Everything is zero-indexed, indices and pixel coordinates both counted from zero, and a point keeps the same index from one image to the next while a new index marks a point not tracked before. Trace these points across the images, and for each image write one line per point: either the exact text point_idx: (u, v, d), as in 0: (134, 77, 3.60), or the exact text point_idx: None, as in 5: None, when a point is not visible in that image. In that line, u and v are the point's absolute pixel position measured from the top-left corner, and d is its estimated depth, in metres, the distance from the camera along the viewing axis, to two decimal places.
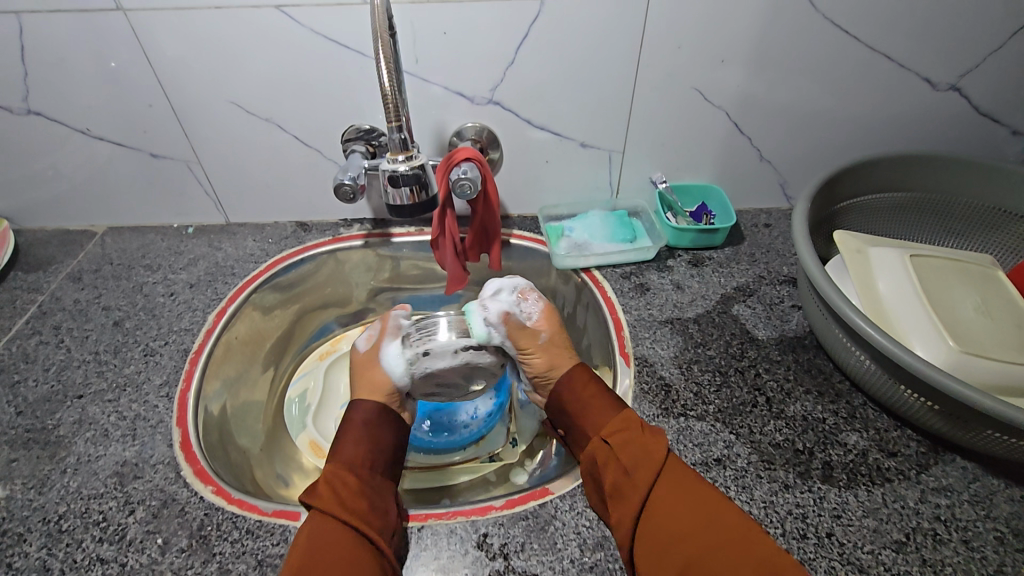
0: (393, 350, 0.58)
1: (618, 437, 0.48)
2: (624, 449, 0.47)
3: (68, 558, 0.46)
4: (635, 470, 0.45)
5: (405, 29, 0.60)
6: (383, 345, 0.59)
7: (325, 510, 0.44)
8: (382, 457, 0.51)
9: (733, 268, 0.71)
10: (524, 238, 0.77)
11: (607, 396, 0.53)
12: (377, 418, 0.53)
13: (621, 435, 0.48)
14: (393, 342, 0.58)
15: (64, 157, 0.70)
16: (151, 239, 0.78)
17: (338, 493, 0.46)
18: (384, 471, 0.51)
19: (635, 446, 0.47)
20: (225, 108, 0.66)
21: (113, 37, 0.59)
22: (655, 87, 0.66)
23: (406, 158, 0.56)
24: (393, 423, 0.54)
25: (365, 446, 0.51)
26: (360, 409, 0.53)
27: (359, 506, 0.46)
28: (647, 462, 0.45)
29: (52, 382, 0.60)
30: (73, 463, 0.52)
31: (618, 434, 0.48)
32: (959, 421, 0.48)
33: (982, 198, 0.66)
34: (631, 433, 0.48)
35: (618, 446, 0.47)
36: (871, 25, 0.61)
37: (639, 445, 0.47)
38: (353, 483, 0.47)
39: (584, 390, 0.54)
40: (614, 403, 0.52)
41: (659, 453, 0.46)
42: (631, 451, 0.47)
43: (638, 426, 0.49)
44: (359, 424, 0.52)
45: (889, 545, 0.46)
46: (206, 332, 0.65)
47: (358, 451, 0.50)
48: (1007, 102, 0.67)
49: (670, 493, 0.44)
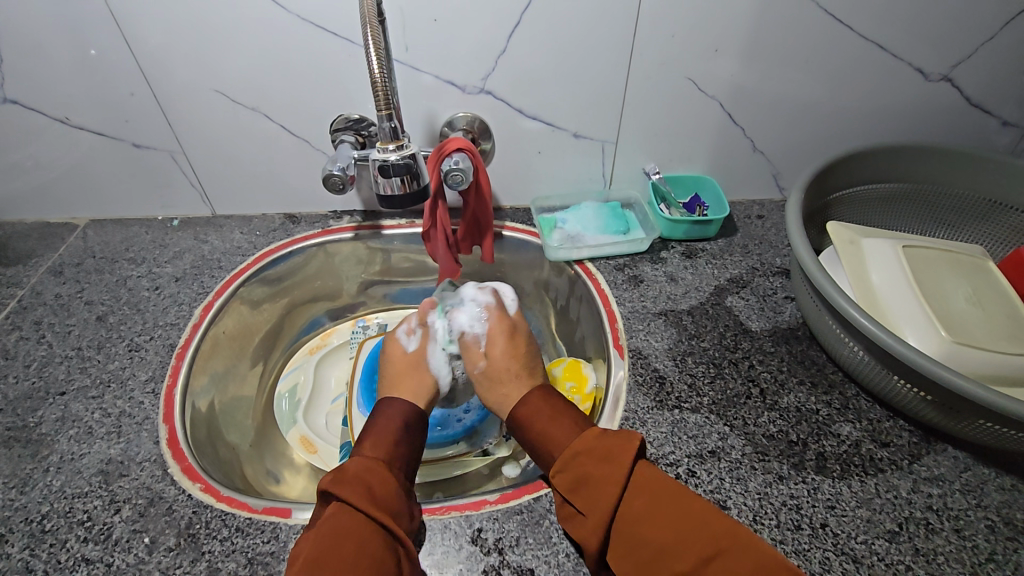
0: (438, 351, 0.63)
1: (567, 472, 0.46)
2: (575, 487, 0.45)
3: (52, 559, 0.45)
4: (589, 510, 0.43)
5: (394, 16, 0.58)
6: (428, 346, 0.63)
7: (353, 501, 0.42)
8: (405, 454, 0.50)
9: (726, 259, 0.71)
10: (516, 230, 0.76)
11: (567, 413, 0.51)
12: (400, 416, 0.53)
13: (570, 468, 0.46)
14: (437, 346, 0.63)
15: (43, 147, 0.68)
16: (134, 232, 0.76)
17: (367, 485, 0.45)
18: (408, 468, 0.50)
19: (592, 475, 0.44)
20: (210, 96, 0.64)
21: (92, 23, 0.57)
22: (648, 77, 0.65)
23: (397, 148, 0.55)
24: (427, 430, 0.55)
25: (395, 443, 0.50)
26: (396, 405, 0.54)
27: (385, 500, 0.44)
28: (603, 492, 0.43)
29: (33, 379, 0.58)
30: (56, 461, 0.51)
31: (570, 466, 0.46)
32: (951, 412, 0.48)
33: (973, 189, 0.66)
34: (586, 463, 0.45)
35: (569, 486, 0.45)
36: (865, 14, 0.61)
37: (592, 475, 0.44)
38: (379, 476, 0.46)
39: (535, 418, 0.51)
40: (574, 422, 0.50)
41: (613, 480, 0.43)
42: (582, 486, 0.44)
43: (594, 450, 0.46)
44: (390, 423, 0.52)
45: (882, 535, 0.46)
46: (192, 326, 0.64)
47: (381, 445, 0.49)
48: (998, 92, 0.67)
49: (638, 516, 0.42)
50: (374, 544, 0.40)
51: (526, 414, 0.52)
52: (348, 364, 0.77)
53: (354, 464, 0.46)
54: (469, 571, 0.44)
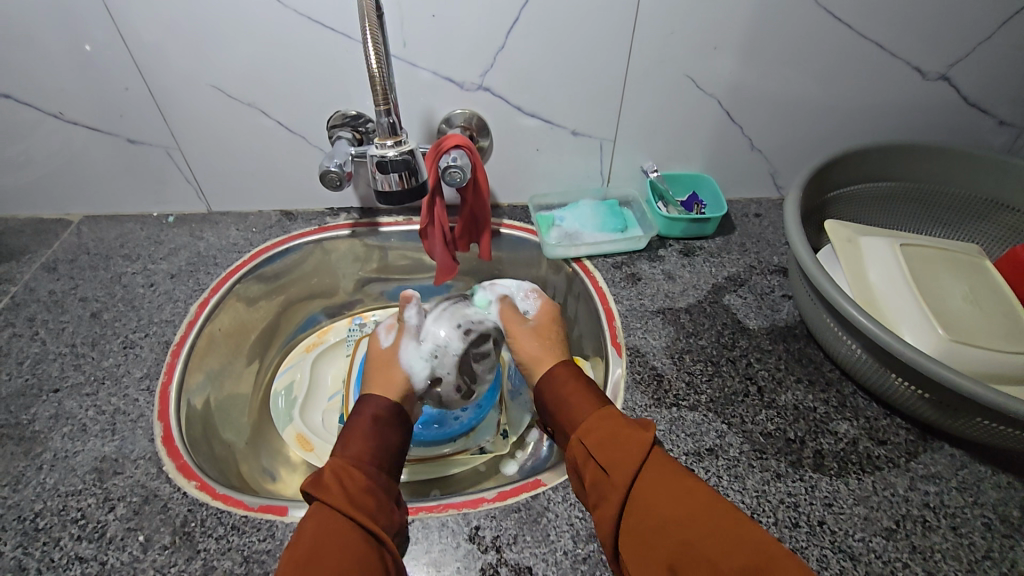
0: (413, 347, 0.60)
1: (593, 435, 0.46)
2: (600, 447, 0.45)
3: (45, 558, 0.44)
4: (612, 466, 0.44)
5: (391, 12, 0.58)
6: (402, 343, 0.60)
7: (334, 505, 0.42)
8: (386, 455, 0.49)
9: (723, 257, 0.71)
10: (514, 227, 0.76)
11: (589, 393, 0.51)
12: (386, 415, 0.51)
13: (597, 432, 0.47)
14: (412, 344, 0.60)
15: (36, 142, 0.67)
16: (129, 228, 0.75)
17: (346, 489, 0.44)
18: (390, 469, 0.49)
19: (617, 441, 0.45)
20: (206, 91, 0.63)
21: (86, 17, 0.57)
22: (646, 75, 0.65)
23: (395, 143, 0.54)
24: (402, 427, 0.52)
25: (374, 443, 0.49)
26: (373, 403, 0.52)
27: (366, 501, 0.44)
28: (625, 460, 0.43)
29: (26, 376, 0.58)
30: (50, 459, 0.50)
31: (598, 431, 0.46)
32: (948, 409, 0.48)
33: (969, 189, 0.66)
34: (612, 430, 0.46)
35: (594, 446, 0.46)
36: (864, 11, 0.61)
37: (618, 440, 0.45)
38: (357, 478, 0.45)
39: (563, 390, 0.53)
40: (596, 403, 0.50)
41: (637, 449, 0.44)
42: (609, 448, 0.45)
43: (617, 423, 0.47)
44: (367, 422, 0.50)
45: (880, 532, 0.46)
46: (188, 323, 0.63)
47: (364, 446, 0.48)
48: (994, 92, 0.67)
49: (651, 490, 0.42)
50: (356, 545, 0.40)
51: (552, 391, 0.53)
52: (344, 362, 0.77)
53: (333, 467, 0.46)
54: (466, 568, 0.44)
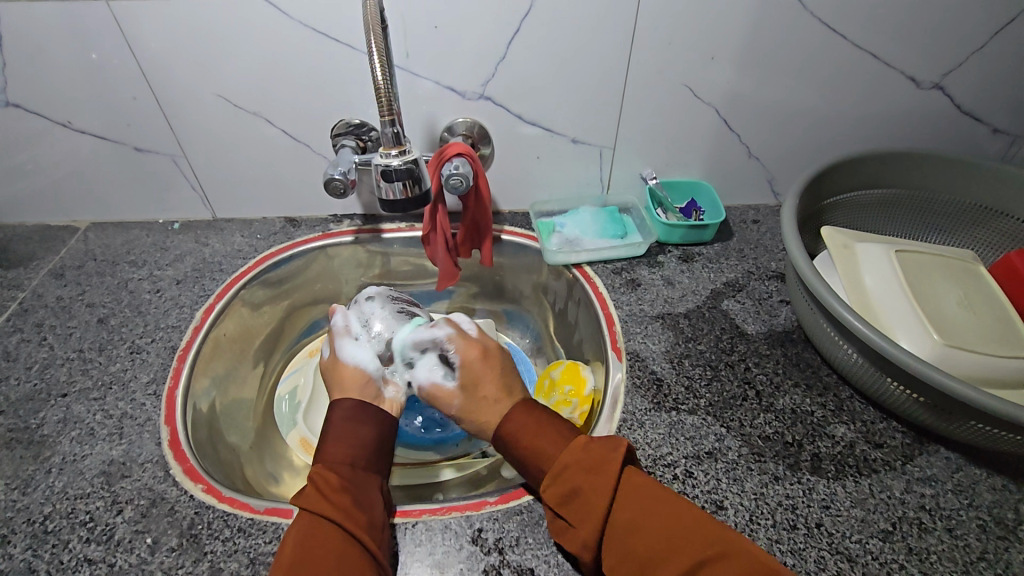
0: (351, 341, 0.58)
1: (556, 485, 0.45)
2: (566, 499, 0.44)
3: (54, 560, 0.45)
4: (581, 516, 0.43)
5: (395, 23, 0.59)
6: (338, 344, 0.59)
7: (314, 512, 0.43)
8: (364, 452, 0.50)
9: (722, 263, 0.72)
10: (515, 234, 0.77)
11: (550, 424, 0.49)
12: (357, 413, 0.51)
13: (558, 481, 0.45)
14: (348, 338, 0.59)
15: (44, 150, 0.69)
16: (135, 235, 0.76)
17: (324, 494, 0.45)
18: (371, 465, 0.49)
19: (582, 487, 0.44)
20: (213, 101, 0.65)
21: (96, 29, 0.58)
22: (645, 84, 0.66)
23: (400, 152, 0.55)
24: (373, 415, 0.52)
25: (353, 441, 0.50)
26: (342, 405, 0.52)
27: (345, 503, 0.44)
28: (592, 506, 0.42)
29: (34, 381, 0.58)
30: (58, 463, 0.51)
31: (563, 479, 0.44)
32: (943, 413, 0.49)
33: (964, 196, 0.67)
34: (574, 473, 0.44)
35: (559, 499, 0.44)
36: (858, 22, 0.62)
37: (582, 483, 0.44)
38: (334, 482, 0.46)
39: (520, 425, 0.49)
40: (556, 434, 0.48)
41: (602, 489, 0.43)
42: (575, 497, 0.44)
43: (580, 459, 0.45)
44: (340, 422, 0.51)
45: (876, 534, 0.47)
46: (194, 329, 0.64)
47: (341, 448, 0.49)
48: (988, 101, 0.69)
49: (625, 530, 0.41)
50: (338, 549, 0.41)
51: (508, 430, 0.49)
52: None
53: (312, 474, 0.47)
54: (469, 570, 0.45)
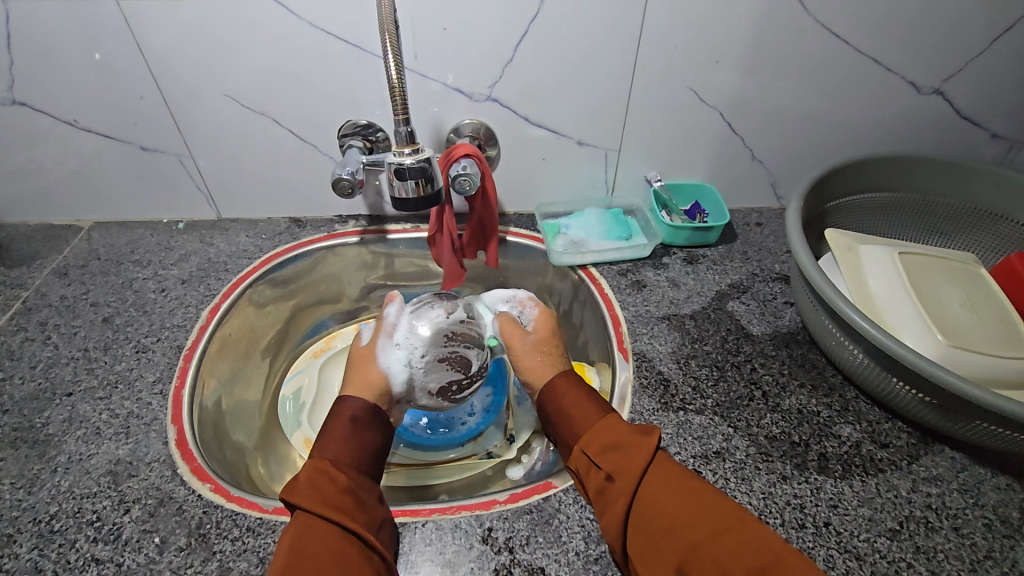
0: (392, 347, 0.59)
1: (597, 442, 0.47)
2: (606, 455, 0.46)
3: (61, 559, 0.44)
4: (618, 473, 0.44)
5: (405, 25, 0.60)
6: (380, 344, 0.59)
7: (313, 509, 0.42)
8: (364, 456, 0.49)
9: (726, 265, 0.72)
10: (520, 235, 0.77)
11: (591, 402, 0.52)
12: (362, 416, 0.52)
13: (600, 438, 0.47)
14: (390, 343, 0.59)
15: (49, 149, 0.68)
16: (139, 234, 0.76)
17: (324, 491, 0.44)
18: (369, 470, 0.49)
19: (622, 447, 0.46)
20: (221, 101, 0.65)
21: (105, 28, 0.58)
22: (651, 88, 0.67)
23: (413, 151, 0.55)
24: (379, 423, 0.53)
25: (353, 446, 0.49)
26: (349, 406, 0.52)
27: (344, 503, 0.44)
28: (628, 464, 0.44)
29: (39, 380, 0.58)
30: (64, 462, 0.51)
31: (605, 437, 0.47)
32: (949, 413, 0.49)
33: (965, 200, 0.68)
34: (616, 435, 0.47)
35: (598, 456, 0.46)
36: (861, 28, 0.63)
37: (622, 447, 0.46)
38: (336, 480, 0.45)
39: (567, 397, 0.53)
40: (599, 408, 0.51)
41: (641, 454, 0.45)
42: (613, 455, 0.46)
43: (622, 427, 0.48)
44: (344, 423, 0.51)
45: (884, 533, 0.47)
46: (199, 328, 0.64)
47: (341, 448, 0.49)
48: (987, 107, 0.70)
49: (658, 490, 0.43)
50: (335, 548, 0.40)
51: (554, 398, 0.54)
52: None
53: (309, 471, 0.46)
54: (479, 569, 0.45)
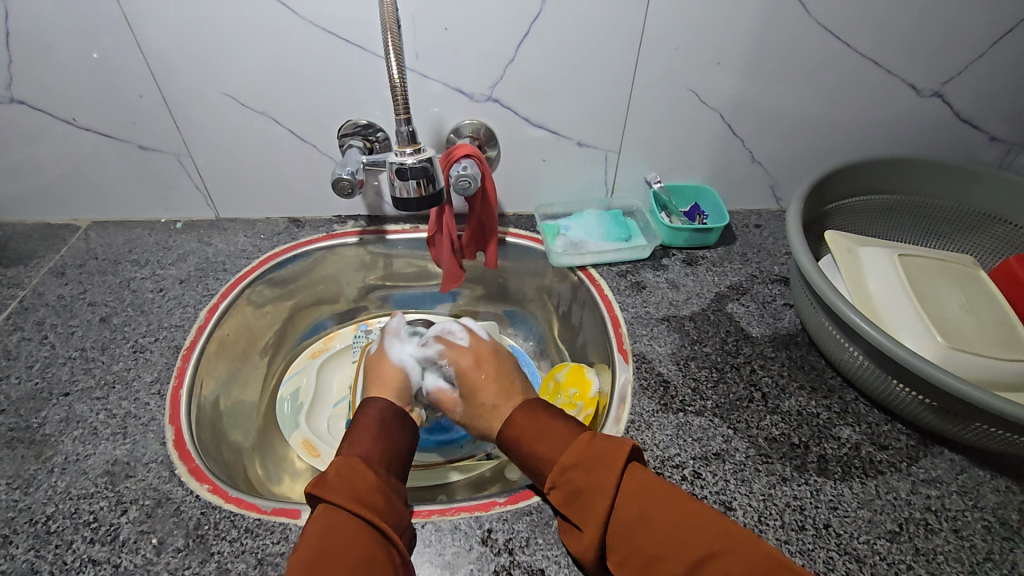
0: (398, 343, 0.63)
1: (561, 485, 0.45)
2: (572, 500, 0.44)
3: (57, 560, 0.44)
4: (585, 518, 0.43)
5: (406, 24, 0.59)
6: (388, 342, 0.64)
7: (343, 503, 0.42)
8: (394, 455, 0.49)
9: (725, 267, 0.72)
10: (520, 236, 0.77)
11: (556, 426, 0.48)
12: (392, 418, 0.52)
13: (562, 481, 0.45)
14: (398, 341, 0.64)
15: (47, 148, 0.68)
16: (137, 234, 0.76)
17: (352, 485, 0.43)
18: (398, 470, 0.49)
19: (584, 487, 0.43)
20: (221, 100, 0.64)
21: (104, 26, 0.58)
22: (652, 89, 0.67)
23: (414, 151, 0.55)
24: (407, 423, 0.53)
25: (380, 443, 0.49)
26: (376, 405, 0.52)
27: (373, 499, 0.43)
28: (593, 508, 0.42)
29: (36, 379, 0.58)
30: (60, 462, 0.50)
31: (567, 478, 0.44)
32: (949, 415, 0.49)
33: (964, 202, 0.68)
34: (575, 476, 0.44)
35: (562, 501, 0.44)
36: (861, 31, 0.63)
37: (585, 485, 0.43)
38: (367, 476, 0.45)
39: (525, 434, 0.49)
40: (563, 434, 0.47)
41: (603, 495, 0.42)
42: (578, 499, 0.44)
43: (582, 460, 0.44)
44: (373, 423, 0.51)
45: (884, 535, 0.47)
46: (198, 328, 0.64)
47: (371, 447, 0.48)
48: (986, 109, 0.70)
49: (628, 527, 0.41)
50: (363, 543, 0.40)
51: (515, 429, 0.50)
52: (350, 369, 0.77)
53: (341, 465, 0.45)
54: (479, 571, 0.44)
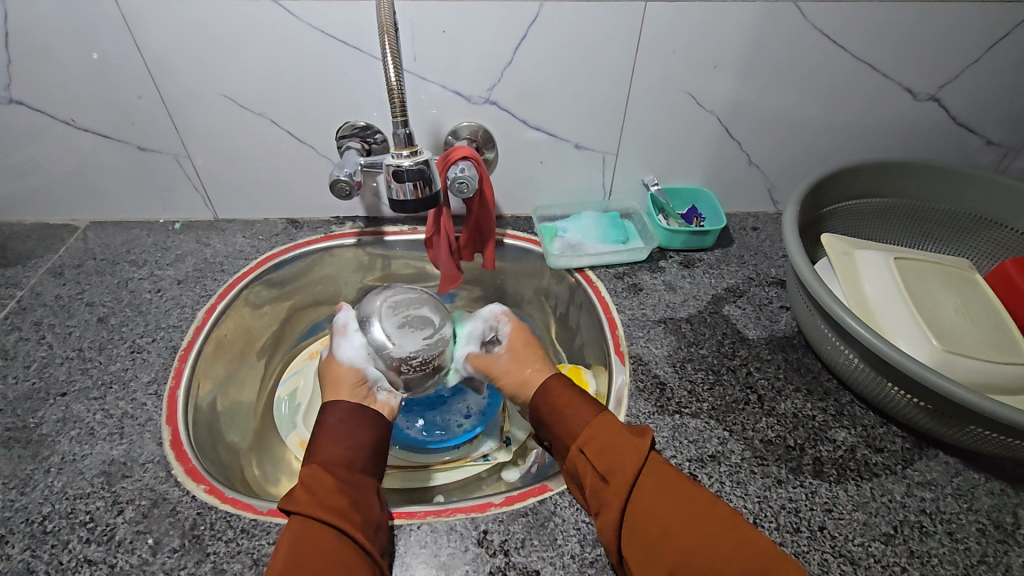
0: (347, 342, 0.58)
1: (593, 443, 0.47)
2: (600, 458, 0.46)
3: (53, 560, 0.44)
4: (612, 475, 0.44)
5: (404, 27, 0.60)
6: (337, 342, 0.58)
7: (306, 513, 0.42)
8: (358, 453, 0.49)
9: (722, 269, 0.73)
10: (517, 238, 0.77)
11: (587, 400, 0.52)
12: (353, 416, 0.51)
13: (595, 441, 0.47)
14: (346, 339, 0.58)
15: (46, 148, 0.68)
16: (135, 234, 0.76)
17: (315, 494, 0.44)
18: (368, 468, 0.49)
19: (616, 447, 0.46)
20: (219, 101, 0.65)
21: (104, 28, 0.58)
22: (649, 92, 0.67)
23: (411, 153, 0.56)
24: (372, 417, 0.52)
25: (341, 445, 0.49)
26: (333, 410, 0.52)
27: (339, 503, 0.44)
28: (624, 466, 0.44)
29: (33, 379, 0.58)
30: (57, 462, 0.51)
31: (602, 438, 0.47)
32: (943, 418, 0.49)
33: (960, 206, 0.69)
34: (608, 437, 0.47)
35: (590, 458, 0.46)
36: (858, 36, 0.63)
37: (616, 447, 0.46)
38: (326, 481, 0.45)
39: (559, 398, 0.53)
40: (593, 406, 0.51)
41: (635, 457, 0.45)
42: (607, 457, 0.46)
43: (614, 429, 0.48)
44: (333, 425, 0.50)
45: (878, 538, 0.47)
46: (195, 329, 0.64)
47: (335, 450, 0.48)
48: (982, 113, 0.70)
49: (649, 497, 0.43)
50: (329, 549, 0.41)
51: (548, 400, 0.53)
52: None
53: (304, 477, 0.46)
54: (474, 572, 0.44)
